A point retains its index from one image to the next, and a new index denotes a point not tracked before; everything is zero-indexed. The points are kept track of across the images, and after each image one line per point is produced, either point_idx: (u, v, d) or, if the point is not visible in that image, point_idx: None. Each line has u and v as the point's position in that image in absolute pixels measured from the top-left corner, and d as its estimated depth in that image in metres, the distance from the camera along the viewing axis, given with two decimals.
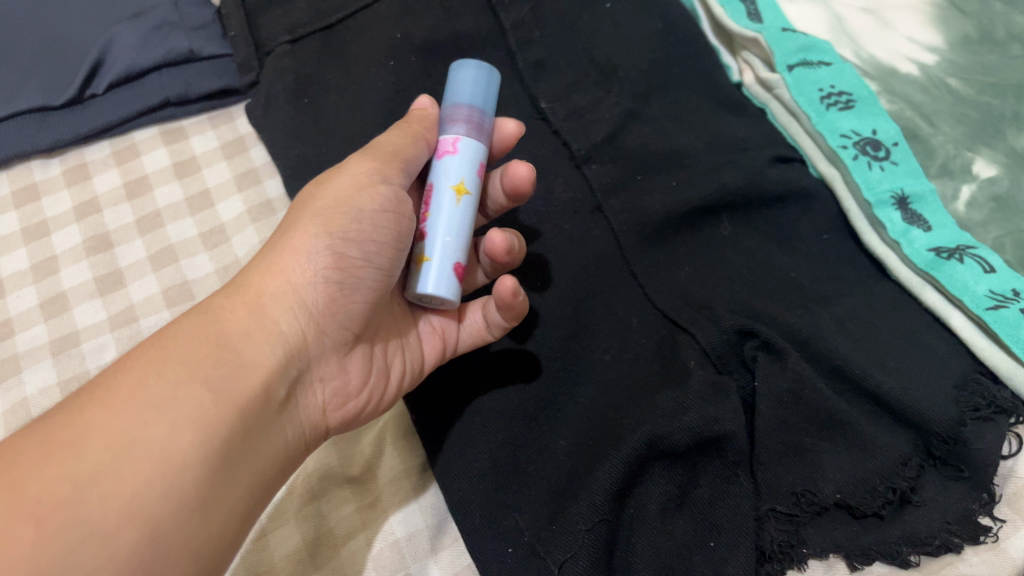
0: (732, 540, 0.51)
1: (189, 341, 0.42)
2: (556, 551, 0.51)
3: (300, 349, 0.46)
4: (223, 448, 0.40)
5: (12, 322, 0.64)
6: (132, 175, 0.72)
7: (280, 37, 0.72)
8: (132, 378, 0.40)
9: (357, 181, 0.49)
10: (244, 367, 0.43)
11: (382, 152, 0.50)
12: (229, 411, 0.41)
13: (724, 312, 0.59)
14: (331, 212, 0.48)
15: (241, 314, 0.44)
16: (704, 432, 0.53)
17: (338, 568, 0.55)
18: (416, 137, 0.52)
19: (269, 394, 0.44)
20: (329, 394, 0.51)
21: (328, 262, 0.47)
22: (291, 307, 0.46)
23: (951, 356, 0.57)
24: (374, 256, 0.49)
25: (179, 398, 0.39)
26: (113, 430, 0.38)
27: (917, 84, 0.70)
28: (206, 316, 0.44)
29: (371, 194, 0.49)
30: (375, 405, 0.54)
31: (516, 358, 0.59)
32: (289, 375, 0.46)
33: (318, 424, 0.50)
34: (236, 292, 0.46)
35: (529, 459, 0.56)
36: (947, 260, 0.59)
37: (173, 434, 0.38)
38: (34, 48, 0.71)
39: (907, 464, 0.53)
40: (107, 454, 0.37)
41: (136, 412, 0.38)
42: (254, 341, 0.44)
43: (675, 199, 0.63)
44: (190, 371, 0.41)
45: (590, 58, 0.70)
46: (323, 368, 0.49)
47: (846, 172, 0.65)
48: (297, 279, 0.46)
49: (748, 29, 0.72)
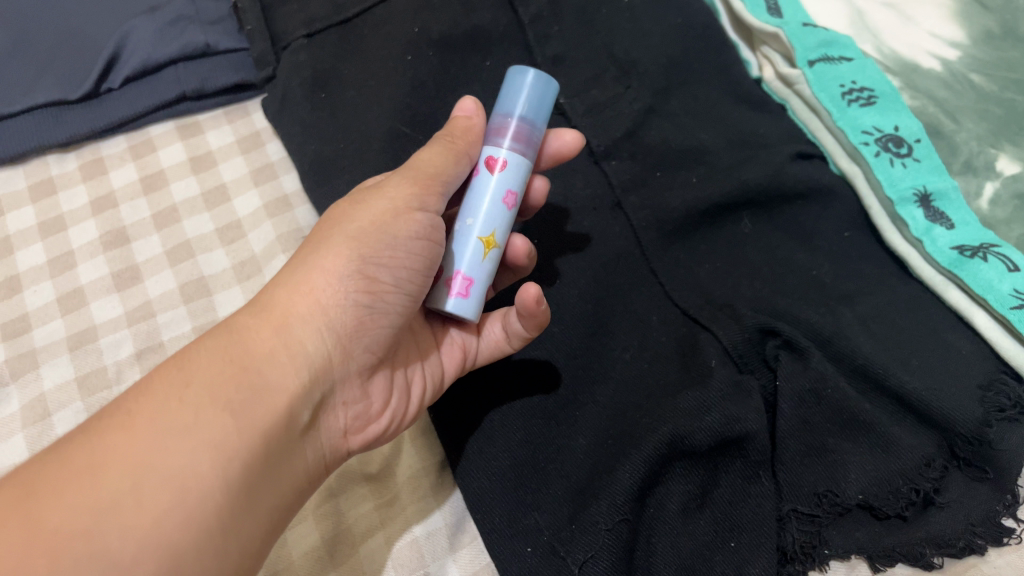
0: (754, 541, 0.51)
1: (212, 362, 0.42)
2: (577, 550, 0.51)
3: (325, 371, 0.46)
4: (242, 474, 0.40)
5: (29, 317, 0.64)
6: (149, 169, 0.72)
7: (297, 31, 0.71)
8: (154, 402, 0.39)
9: (393, 205, 0.48)
10: (267, 392, 0.42)
11: (421, 175, 0.49)
12: (250, 438, 0.41)
13: (746, 310, 0.58)
14: (367, 235, 0.47)
15: (268, 334, 0.44)
16: (726, 431, 0.52)
17: (356, 566, 0.55)
18: (460, 156, 0.51)
19: (292, 421, 0.44)
20: (351, 417, 0.50)
21: (358, 285, 0.46)
22: (318, 327, 0.45)
23: (974, 356, 0.56)
24: (404, 283, 0.48)
25: (201, 423, 0.39)
26: (133, 457, 0.37)
27: (940, 80, 0.69)
28: (228, 336, 0.43)
29: (408, 221, 0.48)
30: (397, 425, 0.54)
31: (537, 368, 0.59)
32: (313, 398, 0.45)
33: (338, 448, 0.50)
34: (261, 311, 0.45)
35: (549, 458, 0.55)
36: (970, 258, 0.59)
37: (195, 459, 0.38)
38: (51, 45, 0.71)
39: (931, 465, 0.52)
40: (128, 481, 0.37)
41: (158, 437, 0.38)
42: (279, 361, 0.43)
43: (696, 196, 0.63)
44: (211, 394, 0.40)
45: (609, 52, 0.70)
46: (346, 391, 0.49)
47: (867, 168, 0.64)
48: (326, 300, 0.46)
49: (769, 24, 0.71)
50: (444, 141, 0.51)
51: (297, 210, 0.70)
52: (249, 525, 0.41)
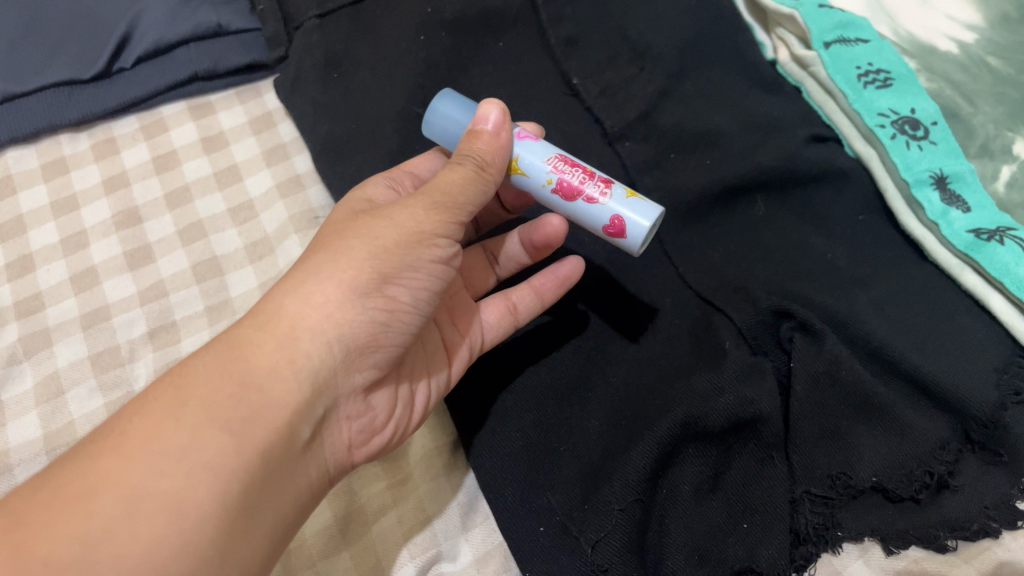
0: (766, 522, 0.51)
1: (210, 380, 0.41)
2: (589, 530, 0.51)
3: (329, 384, 0.45)
4: (241, 495, 0.40)
5: (42, 295, 0.64)
6: (160, 149, 0.72)
7: (309, 11, 0.71)
8: (152, 422, 0.39)
9: (422, 232, 0.46)
10: (268, 410, 0.42)
11: (450, 203, 0.48)
12: (249, 457, 0.40)
13: (761, 292, 0.58)
14: (390, 253, 0.45)
15: (272, 347, 0.43)
16: (739, 413, 0.52)
17: (368, 545, 0.55)
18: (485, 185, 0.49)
19: (293, 437, 0.43)
20: (355, 431, 0.50)
21: (379, 305, 0.46)
22: (328, 340, 0.44)
23: (989, 340, 0.56)
24: (420, 304, 0.48)
25: (197, 446, 0.39)
26: (126, 481, 0.37)
27: (956, 63, 0.69)
28: (231, 352, 0.42)
29: (432, 248, 0.47)
30: (400, 435, 0.54)
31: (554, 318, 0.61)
32: (316, 413, 0.45)
33: (342, 462, 0.50)
34: (266, 324, 0.44)
35: (562, 439, 0.55)
36: (987, 242, 0.58)
37: (191, 483, 0.38)
38: (63, 25, 0.71)
39: (945, 448, 0.52)
40: (120, 509, 0.36)
41: (153, 460, 0.38)
42: (282, 376, 0.43)
43: (710, 178, 0.62)
44: (210, 414, 0.40)
45: (623, 35, 0.69)
46: (349, 406, 0.49)
47: (883, 152, 0.64)
48: (341, 315, 0.44)
49: (783, 5, 0.71)
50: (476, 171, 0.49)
51: (309, 189, 0.70)
52: (256, 522, 0.41)
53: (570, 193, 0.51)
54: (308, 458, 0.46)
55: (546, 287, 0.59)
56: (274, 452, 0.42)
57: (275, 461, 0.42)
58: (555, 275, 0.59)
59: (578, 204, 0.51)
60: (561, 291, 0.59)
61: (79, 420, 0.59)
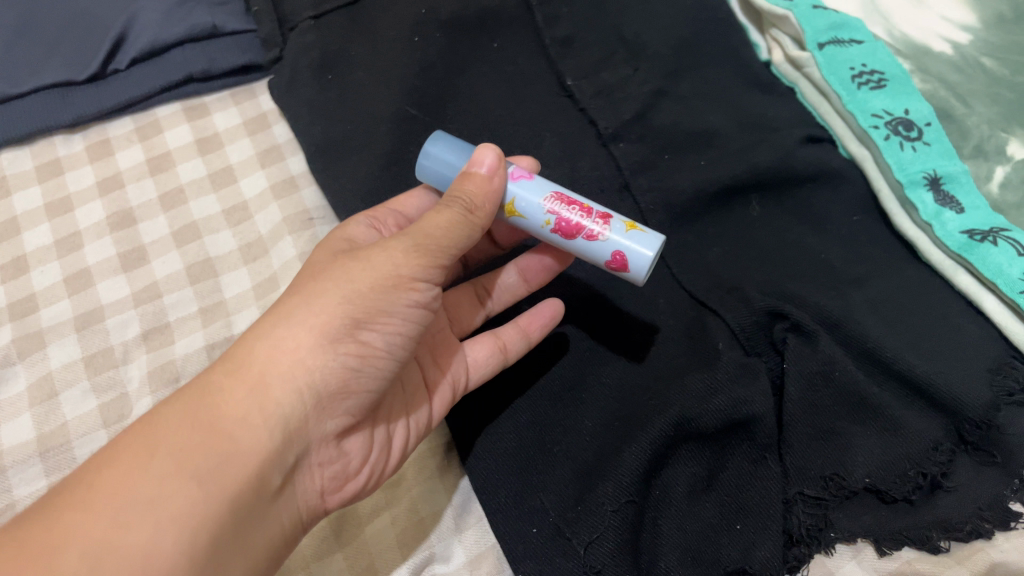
0: (759, 524, 0.51)
1: (179, 429, 0.41)
2: (582, 532, 0.51)
3: (299, 433, 0.45)
4: (207, 546, 0.40)
5: (36, 297, 0.64)
6: (155, 151, 0.72)
7: (305, 12, 0.71)
8: (120, 473, 0.39)
9: (399, 278, 0.45)
10: (237, 458, 0.42)
11: (432, 246, 0.46)
12: (216, 507, 0.40)
13: (755, 292, 0.57)
14: (363, 298, 0.45)
15: (241, 396, 0.43)
16: (733, 414, 0.53)
17: (362, 547, 0.55)
18: (472, 228, 0.48)
19: (262, 484, 0.43)
20: (328, 477, 0.49)
21: (351, 350, 0.45)
22: (298, 388, 0.44)
23: (983, 341, 0.56)
24: (395, 349, 0.47)
25: (164, 498, 0.39)
26: (92, 536, 0.37)
27: (950, 63, 0.69)
28: (201, 399, 0.42)
29: (409, 294, 0.46)
30: (377, 478, 0.54)
31: (543, 343, 0.60)
32: (285, 462, 0.45)
33: (314, 508, 0.49)
34: (237, 369, 0.43)
35: (556, 439, 0.55)
36: (980, 242, 0.58)
37: (157, 536, 0.38)
38: (58, 26, 0.71)
39: (938, 449, 0.52)
40: (86, 564, 0.36)
41: (119, 513, 0.38)
42: (251, 428, 0.42)
43: (705, 178, 0.62)
44: (178, 465, 0.40)
45: (618, 35, 0.70)
46: (321, 452, 0.48)
47: (876, 152, 0.64)
48: (312, 361, 0.44)
49: (778, 6, 0.71)
50: (465, 213, 0.47)
51: (304, 191, 0.70)
52: (224, 567, 0.42)
53: (568, 232, 0.50)
54: (280, 505, 0.46)
55: (534, 326, 0.58)
56: (245, 494, 0.42)
57: (244, 506, 0.42)
58: (544, 313, 0.58)
59: (578, 242, 0.50)
60: (548, 328, 0.58)
61: (73, 422, 0.59)
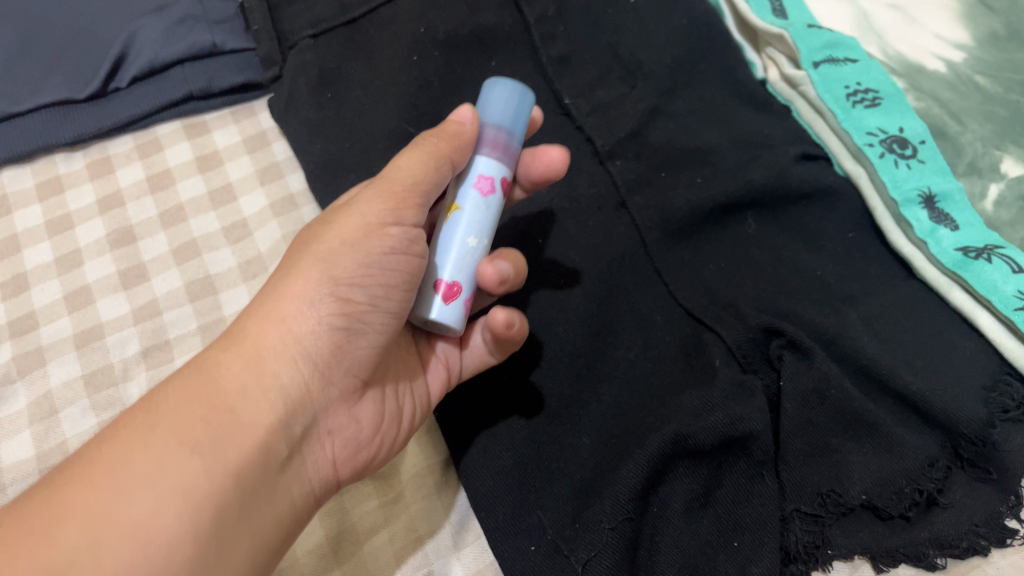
0: (755, 540, 0.51)
1: (179, 405, 0.41)
2: (579, 550, 0.51)
3: (303, 403, 0.45)
4: (213, 523, 0.39)
5: (36, 314, 0.65)
6: (155, 168, 0.72)
7: (303, 31, 0.72)
8: (119, 450, 0.39)
9: (367, 223, 0.46)
10: (238, 432, 0.41)
11: (398, 189, 0.47)
12: (220, 481, 0.40)
13: (750, 310, 0.58)
14: (337, 255, 0.45)
15: (239, 369, 0.43)
16: (729, 431, 0.53)
17: (360, 564, 0.55)
18: (443, 161, 0.48)
19: (270, 456, 0.43)
20: (341, 446, 0.49)
21: (333, 308, 0.45)
22: (293, 357, 0.44)
23: (978, 358, 0.57)
24: (380, 300, 0.46)
25: (166, 470, 0.39)
26: (92, 512, 0.37)
27: (944, 81, 0.69)
28: (200, 375, 0.42)
29: (381, 237, 0.46)
30: (390, 448, 0.53)
31: (535, 352, 0.59)
32: (292, 431, 0.44)
33: (328, 480, 0.49)
34: (234, 343, 0.44)
35: (553, 456, 0.56)
36: (975, 259, 0.59)
37: (159, 509, 0.38)
38: (59, 44, 0.71)
39: (934, 466, 0.52)
40: (86, 538, 0.36)
41: (119, 489, 0.38)
42: (252, 400, 0.42)
43: (702, 196, 0.63)
44: (178, 440, 0.40)
45: (614, 54, 0.70)
46: (332, 418, 0.48)
47: (870, 170, 0.64)
48: (299, 327, 0.44)
49: (773, 25, 0.71)
50: (428, 143, 0.47)
51: (303, 209, 0.70)
52: (233, 546, 0.40)
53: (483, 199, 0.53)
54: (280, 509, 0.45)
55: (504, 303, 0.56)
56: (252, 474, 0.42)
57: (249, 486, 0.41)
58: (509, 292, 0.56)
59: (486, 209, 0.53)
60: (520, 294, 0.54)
61: (73, 440, 0.59)
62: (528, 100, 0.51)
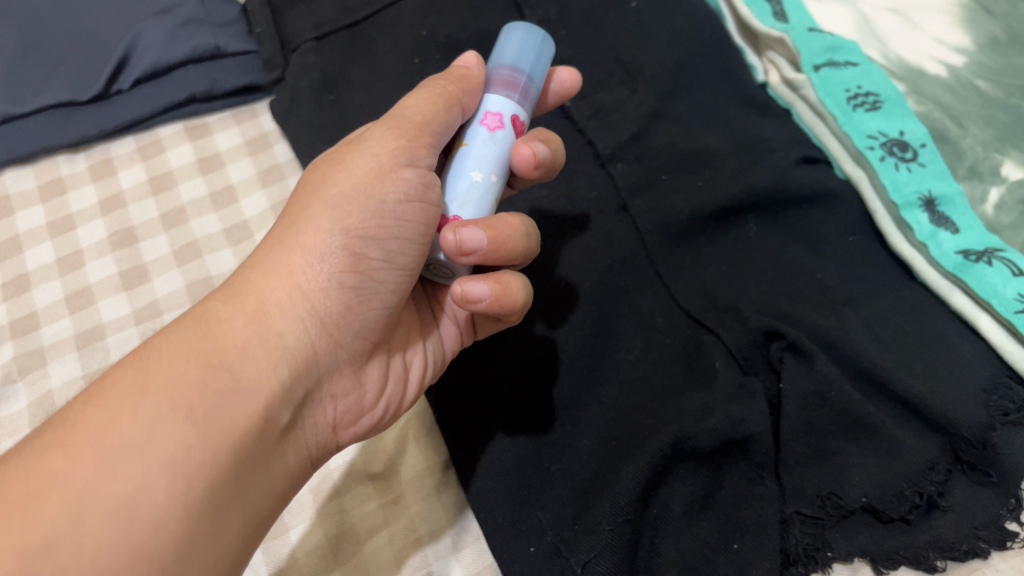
0: (755, 543, 0.51)
1: (174, 367, 0.39)
2: (579, 551, 0.51)
3: (309, 363, 0.44)
4: (207, 493, 0.38)
5: (38, 314, 0.65)
6: (157, 170, 0.72)
7: (307, 34, 0.72)
8: (107, 413, 0.37)
9: (380, 165, 0.46)
10: (239, 393, 0.40)
11: (409, 126, 0.47)
12: (215, 451, 0.38)
13: (751, 312, 0.59)
14: (350, 203, 0.45)
15: (240, 324, 0.42)
16: (728, 432, 0.53)
17: (360, 565, 0.55)
18: (451, 102, 0.49)
19: (271, 421, 0.42)
20: (341, 411, 0.49)
21: (342, 263, 0.45)
22: (298, 314, 0.44)
23: (979, 361, 0.56)
24: (394, 255, 0.46)
25: (156, 441, 0.37)
26: (75, 485, 0.35)
27: (945, 85, 0.69)
28: (196, 332, 0.41)
29: (395, 179, 0.46)
30: (392, 412, 0.53)
31: (535, 351, 0.59)
32: (295, 397, 0.44)
33: (327, 441, 0.49)
34: (236, 297, 0.43)
35: (552, 458, 0.56)
36: (975, 262, 0.59)
37: (148, 483, 0.36)
38: (63, 47, 0.72)
39: (935, 468, 0.52)
40: (66, 513, 0.34)
41: (105, 462, 0.36)
42: (253, 359, 0.41)
43: (703, 199, 0.63)
44: (172, 406, 0.38)
45: (615, 56, 0.70)
46: (335, 383, 0.48)
47: (871, 173, 0.65)
48: (308, 283, 0.44)
49: (774, 28, 0.72)
50: (434, 86, 0.49)
51: None
52: (227, 515, 0.39)
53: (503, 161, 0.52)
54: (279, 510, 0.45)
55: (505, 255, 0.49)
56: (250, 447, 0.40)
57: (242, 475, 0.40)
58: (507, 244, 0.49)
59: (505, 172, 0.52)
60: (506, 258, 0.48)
61: None
62: (547, 51, 0.52)
